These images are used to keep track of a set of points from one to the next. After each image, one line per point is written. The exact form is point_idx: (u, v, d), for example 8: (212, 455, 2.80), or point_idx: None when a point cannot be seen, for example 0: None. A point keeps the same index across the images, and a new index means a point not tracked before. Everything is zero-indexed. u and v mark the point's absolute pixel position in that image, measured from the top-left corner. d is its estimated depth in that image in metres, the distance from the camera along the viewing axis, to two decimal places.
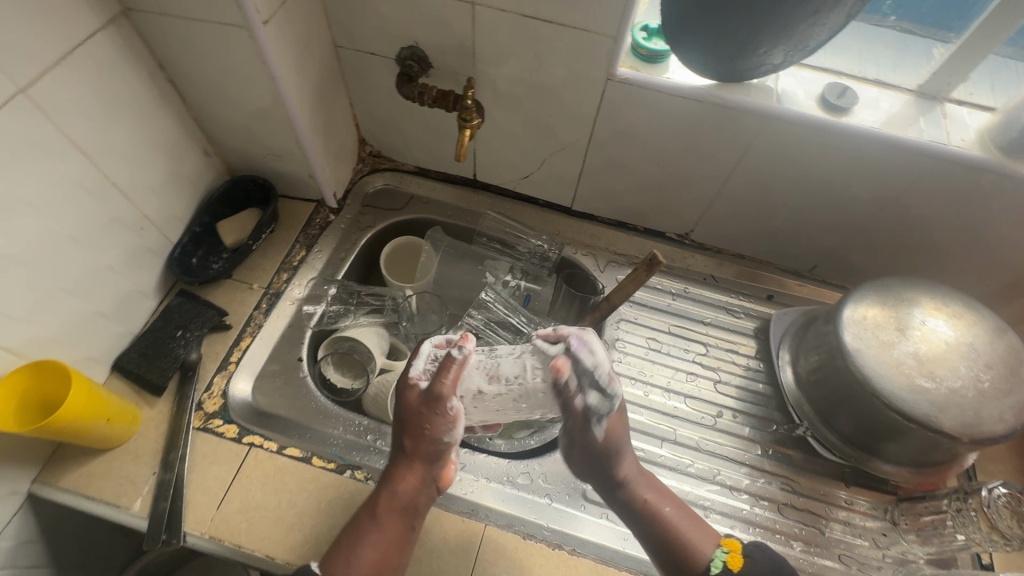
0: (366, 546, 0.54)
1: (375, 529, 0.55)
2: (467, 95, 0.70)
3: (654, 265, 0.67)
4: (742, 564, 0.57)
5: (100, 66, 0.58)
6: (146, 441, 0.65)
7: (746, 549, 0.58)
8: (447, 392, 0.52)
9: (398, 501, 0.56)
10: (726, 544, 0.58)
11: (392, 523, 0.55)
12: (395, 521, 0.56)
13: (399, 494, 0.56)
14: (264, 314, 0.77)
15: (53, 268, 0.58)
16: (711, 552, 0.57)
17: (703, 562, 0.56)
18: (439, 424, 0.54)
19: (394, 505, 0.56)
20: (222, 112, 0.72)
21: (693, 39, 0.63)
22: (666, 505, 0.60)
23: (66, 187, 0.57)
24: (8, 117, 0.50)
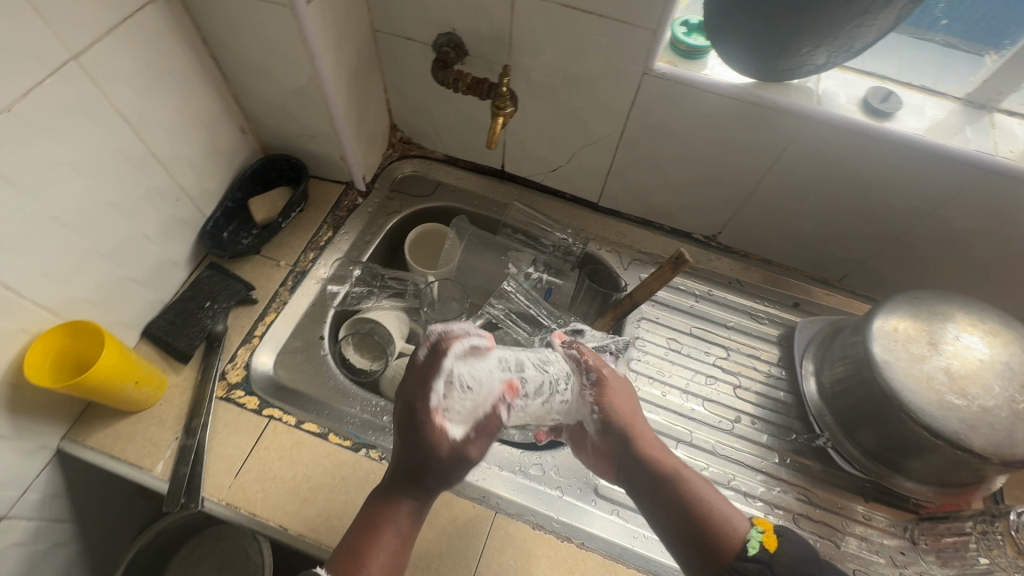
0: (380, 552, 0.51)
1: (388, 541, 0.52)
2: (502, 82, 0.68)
3: (681, 264, 0.67)
4: (778, 544, 0.52)
5: (149, 38, 0.59)
6: (170, 406, 0.66)
7: (781, 529, 0.53)
8: (477, 456, 0.53)
9: (409, 518, 0.54)
10: (760, 524, 0.54)
11: (405, 538, 0.53)
12: (406, 539, 0.53)
13: (411, 515, 0.54)
14: (289, 290, 0.78)
15: (93, 232, 0.60)
16: (747, 532, 0.53)
17: (740, 540, 0.53)
18: (459, 474, 0.54)
19: (410, 520, 0.54)
20: (260, 90, 0.73)
21: (735, 36, 0.62)
22: (694, 486, 0.58)
23: (108, 154, 0.59)
24: (61, 82, 0.52)
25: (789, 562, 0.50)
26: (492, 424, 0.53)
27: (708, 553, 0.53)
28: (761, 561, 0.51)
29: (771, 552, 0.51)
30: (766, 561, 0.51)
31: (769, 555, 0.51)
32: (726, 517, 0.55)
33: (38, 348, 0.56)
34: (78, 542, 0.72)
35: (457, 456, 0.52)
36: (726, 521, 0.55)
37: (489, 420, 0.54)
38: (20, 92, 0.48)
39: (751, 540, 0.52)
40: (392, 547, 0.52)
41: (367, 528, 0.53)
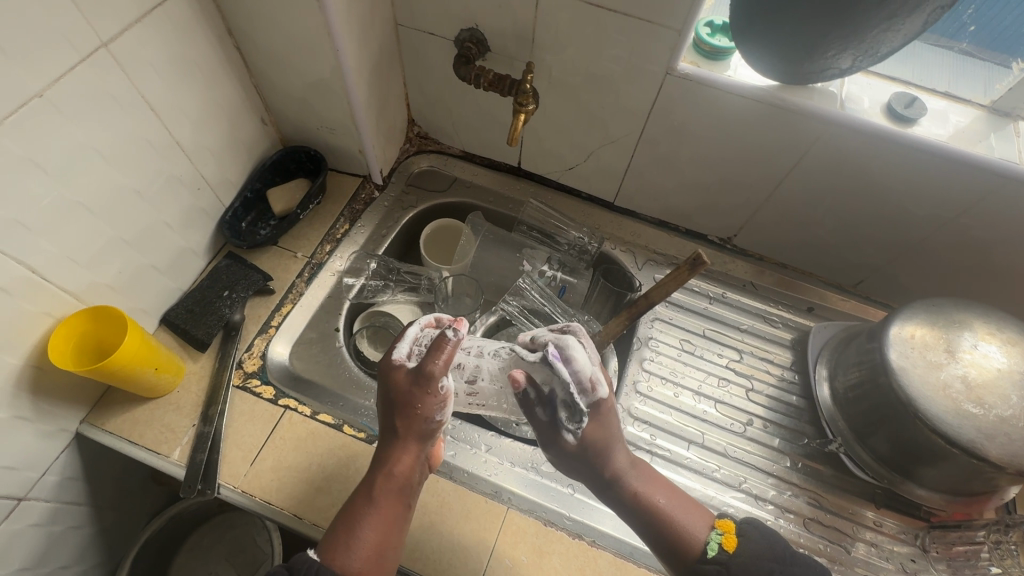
0: (366, 528, 0.52)
1: (372, 512, 0.53)
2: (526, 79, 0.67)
3: (699, 265, 0.66)
4: (738, 544, 0.54)
5: (176, 27, 0.60)
6: (187, 393, 0.67)
7: (741, 529, 0.56)
8: (437, 372, 0.52)
9: (395, 476, 0.55)
10: (720, 526, 0.56)
11: (392, 498, 0.54)
12: (393, 498, 0.55)
13: (396, 471, 0.55)
14: (306, 282, 0.78)
15: (117, 219, 0.61)
16: (706, 535, 0.55)
17: (699, 544, 0.55)
18: (427, 402, 0.54)
19: (395, 483, 0.55)
20: (282, 82, 0.74)
21: (760, 37, 0.62)
22: (660, 495, 0.58)
23: (133, 142, 0.59)
24: (92, 68, 0.52)
25: (751, 562, 0.53)
26: (443, 342, 0.51)
27: (676, 556, 0.55)
28: (718, 562, 0.54)
29: (729, 553, 0.54)
30: (721, 562, 0.54)
31: (727, 556, 0.54)
32: (689, 524, 0.56)
33: (61, 333, 0.57)
34: (93, 526, 0.73)
35: (416, 376, 0.53)
36: (690, 530, 0.56)
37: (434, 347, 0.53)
38: (53, 78, 0.49)
39: (710, 544, 0.55)
40: (377, 523, 0.53)
41: (352, 506, 0.54)
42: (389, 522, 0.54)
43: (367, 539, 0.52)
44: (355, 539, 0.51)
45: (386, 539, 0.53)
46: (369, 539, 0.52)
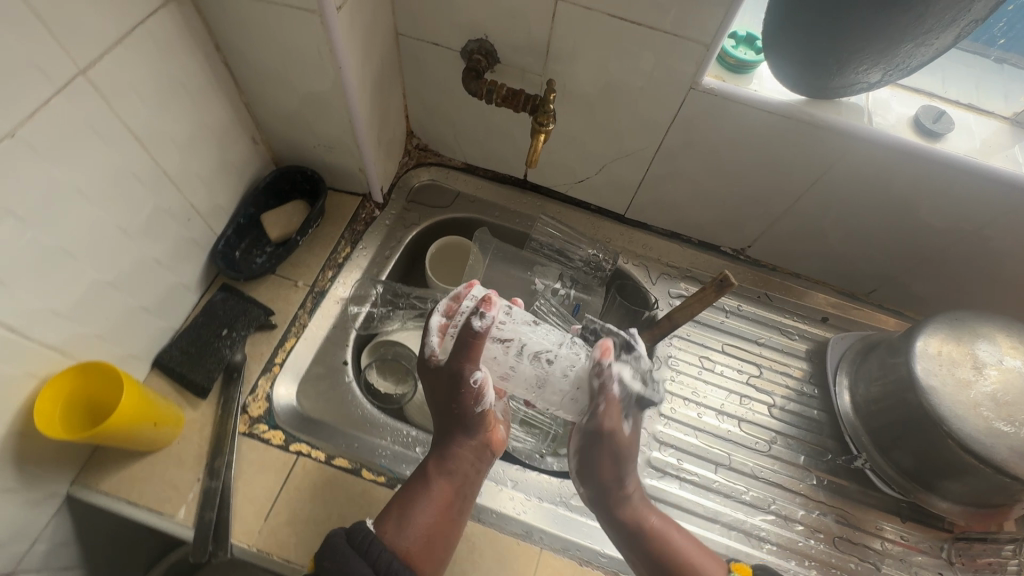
0: (420, 510, 0.56)
1: (427, 497, 0.57)
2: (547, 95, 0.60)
3: (726, 286, 0.64)
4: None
5: (162, 46, 0.54)
6: (189, 444, 0.62)
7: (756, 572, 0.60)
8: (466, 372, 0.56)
9: (448, 464, 0.59)
10: (737, 570, 0.59)
11: (446, 486, 0.58)
12: (448, 486, 0.58)
13: (450, 460, 0.60)
14: (309, 313, 0.73)
15: (102, 262, 0.55)
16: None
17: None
18: (467, 394, 0.58)
19: (448, 468, 0.59)
20: (276, 99, 0.68)
21: (792, 51, 0.59)
22: (675, 534, 0.60)
23: (118, 176, 0.53)
24: (70, 99, 0.46)
25: None
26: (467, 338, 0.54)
27: None
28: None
29: None
30: None
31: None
32: (704, 572, 0.58)
33: (48, 396, 0.51)
34: None
35: (449, 376, 0.57)
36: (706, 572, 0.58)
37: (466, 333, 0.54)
38: (26, 113, 0.43)
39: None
40: (432, 508, 0.56)
41: (411, 490, 0.58)
42: (445, 510, 0.57)
43: (424, 523, 0.55)
44: (411, 522, 0.55)
45: (445, 526, 0.56)
46: (424, 523, 0.55)
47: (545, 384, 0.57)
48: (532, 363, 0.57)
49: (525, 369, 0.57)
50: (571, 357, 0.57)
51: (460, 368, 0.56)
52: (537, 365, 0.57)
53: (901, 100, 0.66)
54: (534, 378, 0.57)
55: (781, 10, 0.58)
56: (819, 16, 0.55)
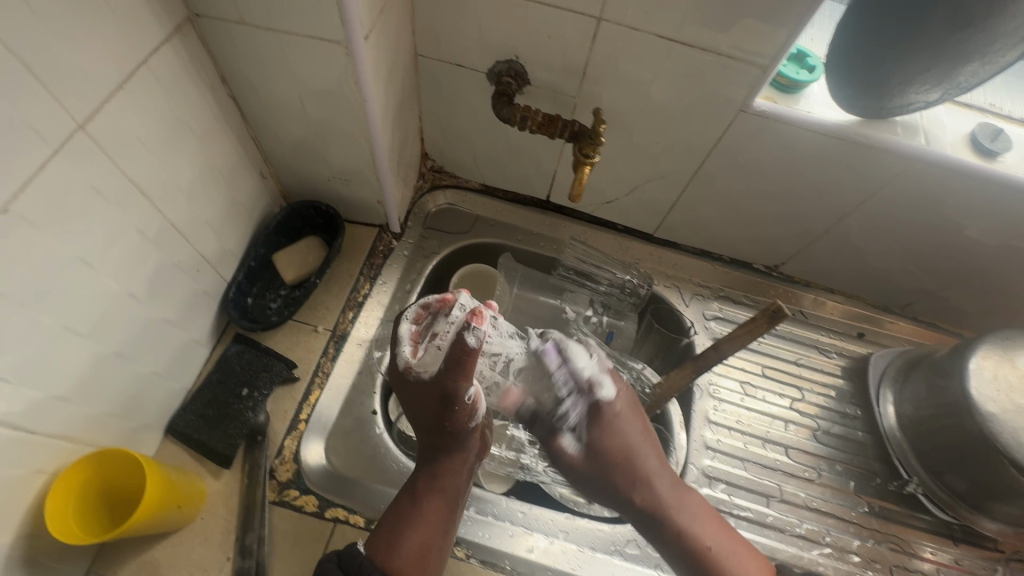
0: (411, 534, 0.51)
1: (417, 516, 0.53)
2: (598, 128, 0.57)
3: (777, 317, 0.58)
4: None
5: (166, 86, 0.47)
6: (215, 519, 0.57)
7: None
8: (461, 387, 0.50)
9: (437, 481, 0.55)
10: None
11: (437, 503, 0.54)
12: (439, 503, 0.54)
13: (438, 478, 0.56)
14: (332, 360, 0.68)
15: (110, 332, 0.49)
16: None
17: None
18: (458, 414, 0.53)
19: (437, 484, 0.55)
20: (288, 132, 0.62)
21: (857, 70, 0.56)
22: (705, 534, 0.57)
23: (123, 236, 0.47)
24: (67, 160, 0.40)
25: None
26: (463, 355, 0.48)
27: None
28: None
29: None
30: None
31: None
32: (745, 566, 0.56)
33: (60, 487, 0.45)
34: None
35: (441, 394, 0.51)
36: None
37: (459, 350, 0.48)
38: (21, 182, 0.37)
39: None
40: (423, 527, 0.52)
41: (398, 510, 0.54)
42: (437, 527, 0.53)
43: (417, 542, 0.51)
44: (403, 541, 0.51)
45: (436, 543, 0.52)
46: (415, 545, 0.51)
47: (526, 403, 0.60)
48: (517, 379, 0.59)
49: (510, 385, 0.59)
50: None
51: (449, 384, 0.50)
52: (524, 380, 0.59)
53: (956, 115, 0.63)
54: (518, 395, 0.59)
55: (860, 26, 0.54)
56: (895, 31, 0.51)
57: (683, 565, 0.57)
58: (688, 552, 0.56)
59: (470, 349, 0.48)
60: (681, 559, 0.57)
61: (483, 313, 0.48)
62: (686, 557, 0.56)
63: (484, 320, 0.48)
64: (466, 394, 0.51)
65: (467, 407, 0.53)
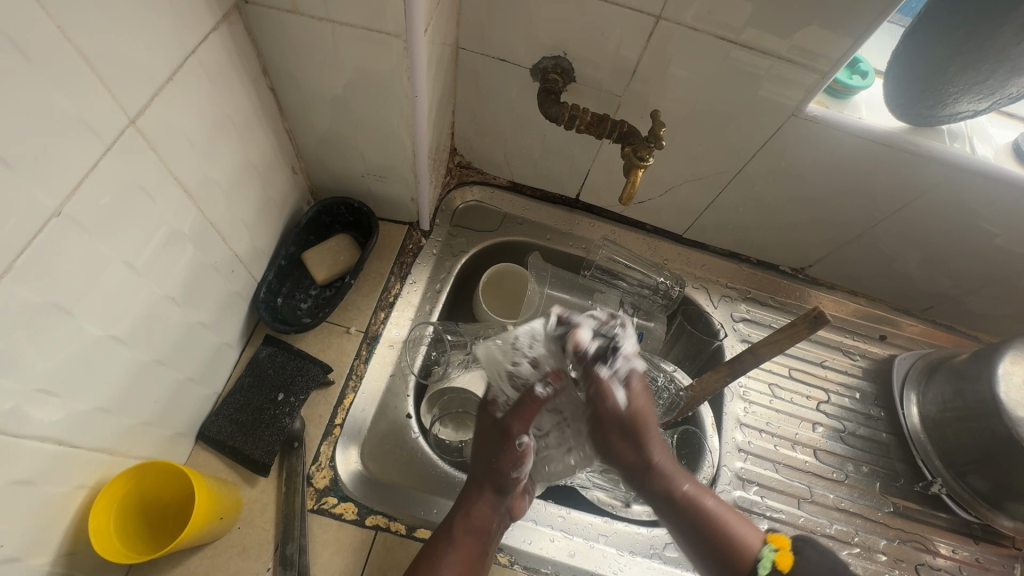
0: (447, 567, 0.51)
1: (451, 548, 0.52)
2: (658, 126, 0.56)
3: (819, 322, 0.52)
4: (794, 563, 0.50)
5: (210, 78, 0.44)
6: (253, 528, 0.55)
7: (797, 547, 0.52)
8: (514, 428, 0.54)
9: (476, 523, 0.54)
10: (774, 541, 0.52)
11: (468, 537, 0.53)
12: (473, 539, 0.53)
13: (475, 514, 0.54)
14: (365, 363, 0.66)
15: (150, 338, 0.46)
16: (758, 551, 0.51)
17: (752, 556, 0.51)
18: (505, 456, 0.54)
19: (475, 526, 0.53)
20: (325, 126, 0.59)
21: (916, 78, 0.56)
22: (710, 498, 0.55)
23: (166, 237, 0.45)
24: (118, 159, 0.37)
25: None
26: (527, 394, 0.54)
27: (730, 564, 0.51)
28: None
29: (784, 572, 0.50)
30: None
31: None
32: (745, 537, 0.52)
33: (103, 503, 0.43)
34: None
35: (499, 429, 0.55)
36: (744, 537, 0.52)
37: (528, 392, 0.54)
38: (72, 183, 0.34)
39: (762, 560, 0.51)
40: (458, 562, 0.51)
41: (433, 546, 0.53)
42: (471, 564, 0.52)
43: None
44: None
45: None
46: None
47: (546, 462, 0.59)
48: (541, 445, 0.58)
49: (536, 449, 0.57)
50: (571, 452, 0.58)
51: (511, 424, 0.54)
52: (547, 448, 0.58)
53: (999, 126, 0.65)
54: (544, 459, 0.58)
55: (925, 32, 0.54)
56: (961, 42, 0.52)
57: (691, 539, 0.54)
58: (693, 519, 0.54)
59: (540, 399, 0.54)
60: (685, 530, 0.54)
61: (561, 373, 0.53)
62: (690, 525, 0.54)
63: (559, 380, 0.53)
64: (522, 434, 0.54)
65: (519, 452, 0.54)
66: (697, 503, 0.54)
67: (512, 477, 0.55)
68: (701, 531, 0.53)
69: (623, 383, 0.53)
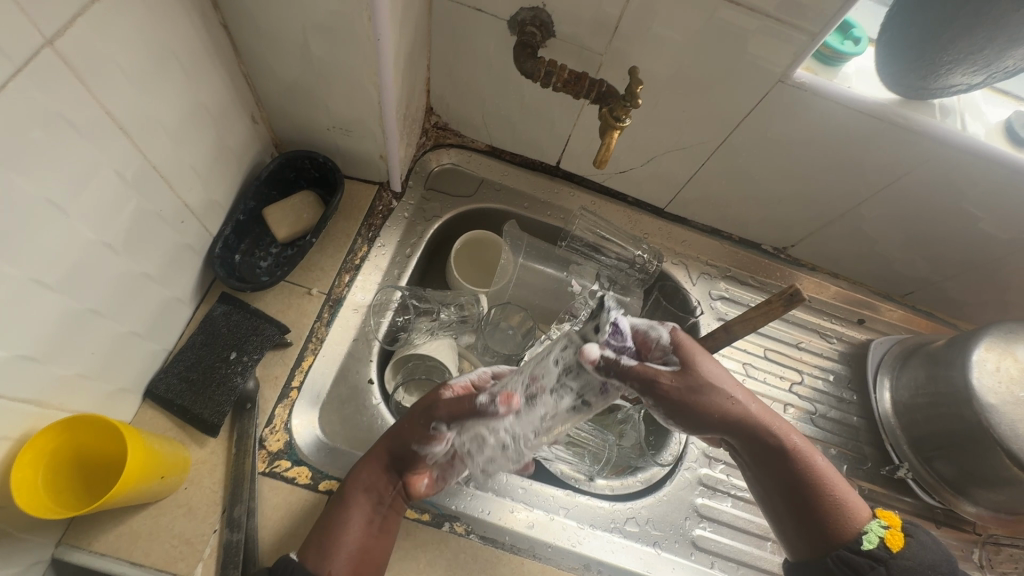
0: (350, 528, 0.48)
1: (348, 510, 0.49)
2: (635, 83, 0.53)
3: (795, 300, 0.50)
4: (905, 545, 0.46)
5: (146, 4, 0.41)
6: (201, 489, 0.53)
7: (907, 529, 0.47)
8: (439, 407, 0.50)
9: (377, 488, 0.51)
10: (885, 519, 0.47)
11: (365, 502, 0.50)
12: (371, 503, 0.50)
13: (377, 477, 0.51)
14: (326, 325, 0.64)
15: (84, 285, 0.43)
16: (867, 523, 0.47)
17: (855, 529, 0.47)
18: (413, 432, 0.50)
19: (381, 494, 0.51)
20: (285, 72, 0.56)
21: (911, 47, 0.53)
22: (818, 458, 0.50)
23: (99, 178, 0.42)
24: (33, 84, 0.34)
25: (918, 566, 0.44)
26: (468, 393, 0.50)
27: (826, 532, 0.47)
28: (876, 558, 0.45)
29: (892, 552, 0.45)
30: (881, 557, 0.45)
31: (888, 555, 0.45)
32: (846, 503, 0.48)
33: (28, 458, 0.40)
34: None
35: (425, 408, 0.51)
36: (848, 507, 0.48)
37: (464, 398, 0.49)
38: None
39: (871, 533, 0.46)
40: (358, 526, 0.49)
41: (336, 503, 0.50)
42: (366, 530, 0.49)
43: (352, 544, 0.48)
44: (336, 541, 0.47)
45: (367, 546, 0.49)
46: (348, 543, 0.48)
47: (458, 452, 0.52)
48: (469, 441, 0.50)
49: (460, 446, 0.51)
50: (497, 459, 0.51)
51: (437, 406, 0.50)
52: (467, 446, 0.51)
53: (994, 105, 0.63)
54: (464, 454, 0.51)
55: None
56: (959, 10, 0.49)
57: (788, 500, 0.49)
58: (795, 480, 0.49)
59: (478, 406, 0.49)
60: (773, 489, 0.50)
61: (510, 394, 0.48)
62: (791, 487, 0.49)
63: (511, 401, 0.48)
64: (438, 421, 0.49)
65: (432, 435, 0.49)
66: (807, 467, 0.49)
67: (414, 450, 0.50)
68: (801, 493, 0.48)
69: (668, 356, 0.49)
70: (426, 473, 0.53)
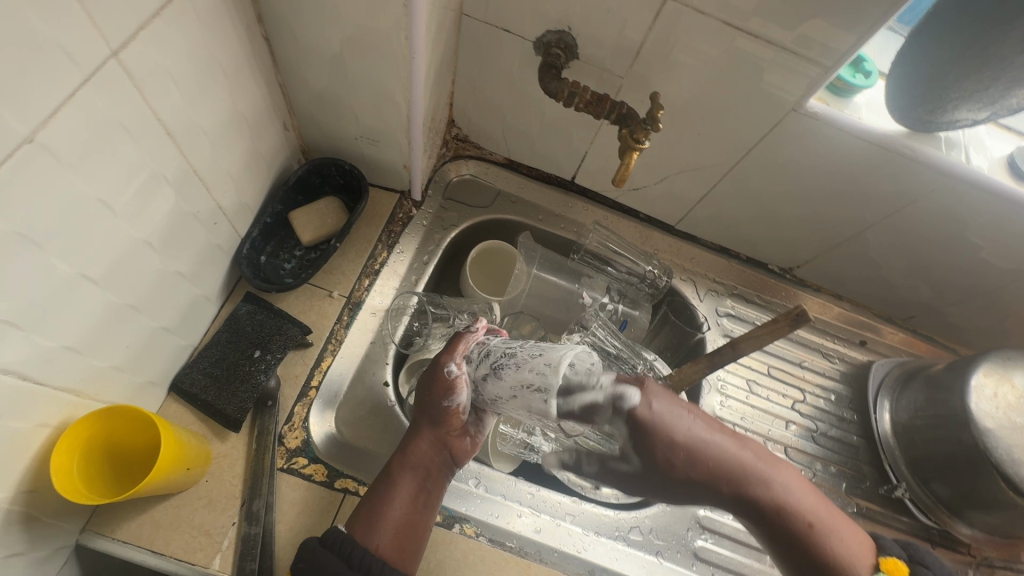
0: (394, 502, 0.50)
1: (392, 486, 0.51)
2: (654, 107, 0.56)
3: (801, 320, 0.53)
4: None
5: (199, 17, 0.43)
6: (221, 482, 0.55)
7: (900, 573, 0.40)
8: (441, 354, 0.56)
9: (416, 461, 0.53)
10: None
11: (410, 477, 0.52)
12: (412, 476, 0.52)
13: (414, 450, 0.54)
14: (345, 328, 0.66)
15: (124, 281, 0.45)
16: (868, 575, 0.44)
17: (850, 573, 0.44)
18: (438, 388, 0.55)
19: (419, 467, 0.53)
20: (320, 84, 0.58)
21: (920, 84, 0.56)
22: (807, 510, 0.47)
23: (146, 180, 0.44)
24: (98, 90, 0.36)
25: None
26: (460, 335, 0.58)
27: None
28: None
29: None
30: None
31: None
32: (841, 544, 0.45)
33: (65, 445, 0.42)
34: None
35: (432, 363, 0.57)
36: (843, 552, 0.45)
37: (459, 339, 0.57)
38: (47, 112, 0.33)
39: None
40: (401, 500, 0.50)
41: (378, 483, 0.52)
42: (412, 501, 0.51)
43: (397, 517, 0.49)
44: (380, 517, 0.49)
45: (412, 520, 0.50)
46: (395, 516, 0.49)
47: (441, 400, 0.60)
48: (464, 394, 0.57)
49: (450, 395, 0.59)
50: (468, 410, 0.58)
51: (444, 353, 0.56)
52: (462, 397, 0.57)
53: (998, 141, 0.65)
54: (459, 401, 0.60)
55: (935, 38, 0.54)
56: (969, 48, 0.52)
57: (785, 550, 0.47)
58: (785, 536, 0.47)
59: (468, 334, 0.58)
60: (772, 536, 0.48)
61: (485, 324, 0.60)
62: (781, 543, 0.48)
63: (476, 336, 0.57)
64: (449, 362, 0.55)
65: (449, 377, 0.54)
66: (793, 517, 0.47)
67: (445, 406, 0.54)
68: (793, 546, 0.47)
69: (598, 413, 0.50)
70: (464, 431, 0.56)
